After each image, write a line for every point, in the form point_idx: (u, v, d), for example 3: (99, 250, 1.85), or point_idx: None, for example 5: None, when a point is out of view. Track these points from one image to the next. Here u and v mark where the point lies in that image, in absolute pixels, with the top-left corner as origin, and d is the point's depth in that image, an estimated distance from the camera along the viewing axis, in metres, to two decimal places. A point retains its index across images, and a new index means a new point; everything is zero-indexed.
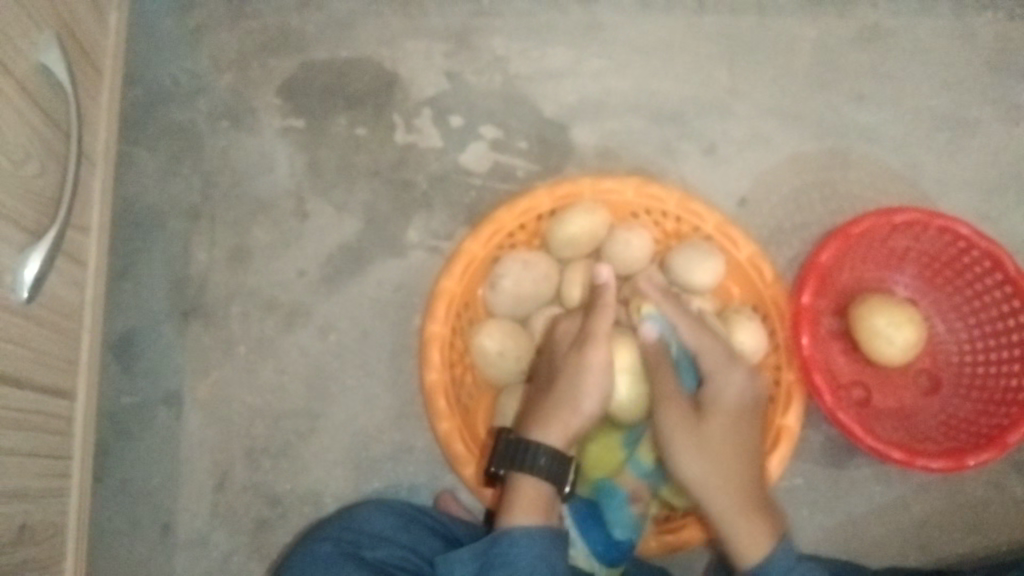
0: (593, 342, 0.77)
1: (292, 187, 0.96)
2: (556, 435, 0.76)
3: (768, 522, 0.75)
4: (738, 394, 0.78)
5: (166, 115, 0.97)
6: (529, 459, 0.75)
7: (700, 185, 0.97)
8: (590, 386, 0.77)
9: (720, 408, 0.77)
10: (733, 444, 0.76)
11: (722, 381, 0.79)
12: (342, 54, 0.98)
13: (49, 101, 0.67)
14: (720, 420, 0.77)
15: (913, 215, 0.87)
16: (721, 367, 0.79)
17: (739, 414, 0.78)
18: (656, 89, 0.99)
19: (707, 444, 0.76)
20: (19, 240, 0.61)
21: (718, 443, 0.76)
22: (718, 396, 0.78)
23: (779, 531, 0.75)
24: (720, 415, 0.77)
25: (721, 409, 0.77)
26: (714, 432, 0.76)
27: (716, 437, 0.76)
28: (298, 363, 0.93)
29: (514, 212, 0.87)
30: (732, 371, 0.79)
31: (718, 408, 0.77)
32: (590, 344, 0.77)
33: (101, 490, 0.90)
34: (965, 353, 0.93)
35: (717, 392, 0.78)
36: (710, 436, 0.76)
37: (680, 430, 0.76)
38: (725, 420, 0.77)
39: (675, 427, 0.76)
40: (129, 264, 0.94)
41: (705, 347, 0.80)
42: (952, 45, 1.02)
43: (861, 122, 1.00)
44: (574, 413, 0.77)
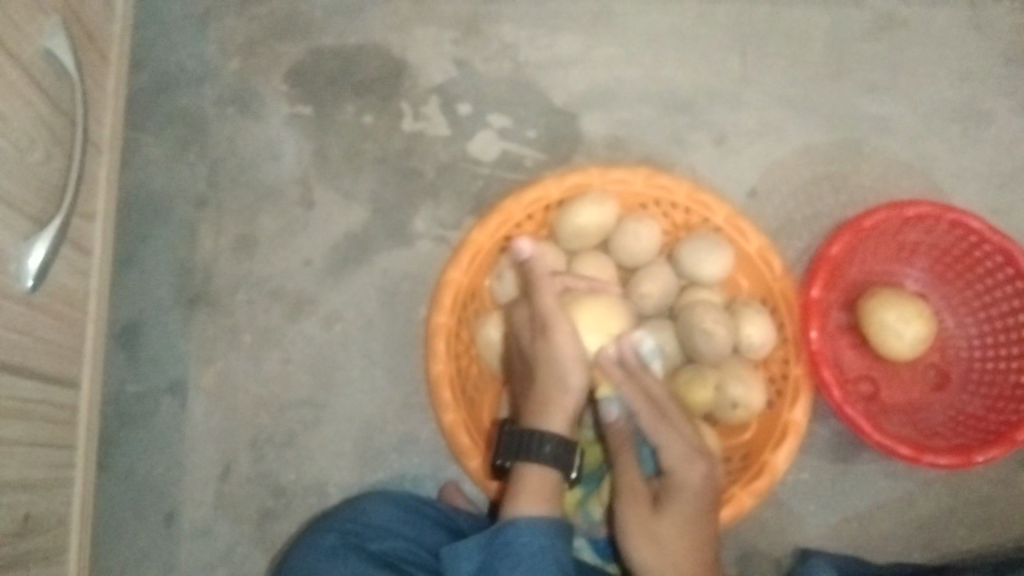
0: (554, 325, 0.76)
1: (298, 175, 0.95)
2: (557, 421, 0.75)
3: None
4: (699, 484, 0.75)
5: (173, 101, 0.97)
6: (534, 447, 0.74)
7: (710, 177, 0.96)
8: (567, 363, 0.76)
9: (678, 497, 0.74)
10: (690, 535, 0.72)
11: (683, 474, 0.75)
12: (350, 41, 0.97)
13: (55, 88, 0.66)
14: (674, 516, 0.73)
15: (925, 208, 0.86)
16: (682, 456, 0.76)
17: (698, 508, 0.74)
18: (666, 79, 0.98)
19: (659, 537, 0.72)
20: (23, 229, 0.61)
21: (674, 532, 0.72)
22: (678, 487, 0.75)
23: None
24: (677, 507, 0.73)
25: (680, 500, 0.74)
26: (669, 522, 0.73)
27: (671, 530, 0.73)
28: (304, 351, 0.92)
29: (522, 203, 0.86)
30: (692, 461, 0.75)
31: (674, 501, 0.74)
32: (554, 325, 0.76)
33: (106, 477, 0.90)
34: (976, 348, 0.92)
35: (677, 486, 0.75)
36: (666, 532, 0.73)
37: (636, 519, 0.74)
38: (682, 514, 0.73)
39: (631, 516, 0.74)
40: (134, 252, 0.94)
41: (667, 433, 0.77)
42: (969, 36, 1.00)
43: (873, 114, 0.98)
44: (567, 394, 0.76)
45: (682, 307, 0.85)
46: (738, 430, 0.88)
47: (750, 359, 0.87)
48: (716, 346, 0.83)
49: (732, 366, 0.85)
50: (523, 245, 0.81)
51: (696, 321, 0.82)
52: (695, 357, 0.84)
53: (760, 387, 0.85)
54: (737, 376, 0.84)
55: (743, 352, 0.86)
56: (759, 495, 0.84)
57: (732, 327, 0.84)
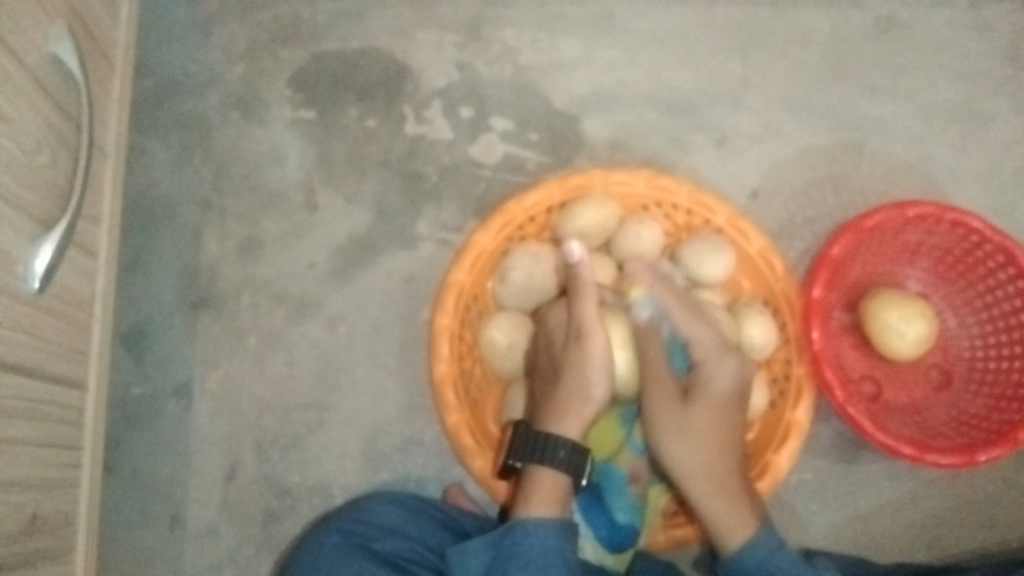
0: (589, 333, 0.76)
1: (302, 179, 0.96)
2: (574, 428, 0.76)
3: (749, 498, 0.79)
4: (727, 386, 0.79)
5: (177, 106, 0.97)
6: (548, 451, 0.75)
7: (711, 179, 0.97)
8: (595, 373, 0.77)
9: (707, 398, 0.79)
10: (719, 428, 0.79)
11: (714, 370, 0.79)
12: (353, 45, 0.98)
13: (62, 92, 0.67)
14: (705, 411, 0.79)
15: (926, 208, 0.86)
16: (714, 356, 0.79)
17: (727, 403, 0.79)
18: (667, 81, 0.99)
19: (691, 433, 0.79)
20: (30, 231, 0.62)
21: (704, 425, 0.79)
22: (708, 386, 0.79)
23: (758, 506, 0.79)
24: (705, 405, 0.79)
25: (709, 400, 0.79)
26: (699, 420, 0.79)
27: (702, 423, 0.79)
28: (308, 354, 0.93)
29: (524, 205, 0.87)
30: (723, 359, 0.79)
31: (705, 396, 0.79)
32: (588, 335, 0.76)
33: (112, 480, 0.91)
34: (977, 347, 0.93)
35: (706, 383, 0.80)
36: (697, 426, 0.79)
37: (668, 415, 0.79)
38: (710, 411, 0.79)
39: (663, 412, 0.79)
40: (139, 256, 0.95)
41: (698, 331, 0.80)
42: (968, 36, 1.01)
43: (874, 115, 0.99)
44: (587, 404, 0.77)
45: None
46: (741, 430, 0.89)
47: (753, 359, 0.87)
48: None
49: None
50: (573, 250, 0.77)
51: None
52: None
53: (762, 388, 0.86)
54: None
55: (745, 352, 0.86)
56: (762, 496, 0.84)
57: (734, 326, 0.84)
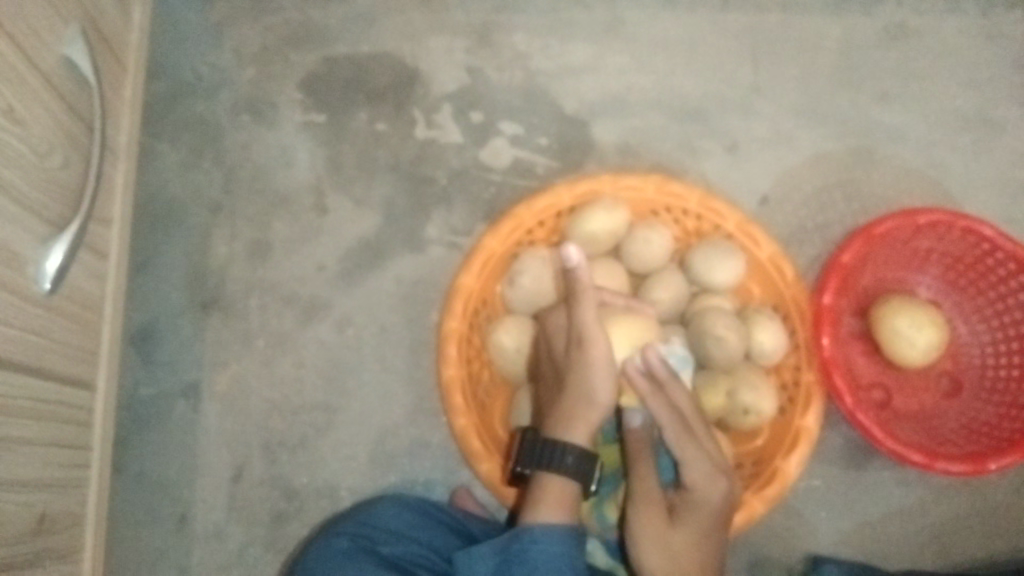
0: (589, 336, 0.76)
1: (311, 181, 0.96)
2: (580, 433, 0.75)
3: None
4: (715, 505, 0.76)
5: (188, 108, 0.98)
6: (556, 458, 0.74)
7: (721, 184, 0.97)
8: (599, 374, 0.76)
9: (694, 514, 0.75)
10: (699, 549, 0.74)
11: (703, 491, 0.76)
12: (363, 49, 0.98)
13: (74, 94, 0.67)
14: (688, 530, 0.74)
15: (937, 215, 0.86)
16: (704, 475, 0.77)
17: (709, 525, 0.75)
18: (677, 86, 0.98)
19: (672, 546, 0.73)
20: (42, 232, 0.62)
21: (685, 544, 0.74)
22: (696, 503, 0.76)
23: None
24: (691, 523, 0.75)
25: (694, 517, 0.75)
26: (682, 537, 0.74)
27: (685, 540, 0.74)
28: (316, 356, 0.93)
29: (533, 209, 0.87)
30: (713, 479, 0.77)
31: (690, 515, 0.75)
32: (590, 339, 0.76)
33: (120, 480, 0.91)
34: (988, 355, 0.92)
35: (694, 500, 0.76)
36: (678, 545, 0.74)
37: (652, 528, 0.74)
38: (695, 529, 0.75)
39: (648, 523, 0.74)
40: (149, 258, 0.95)
41: (689, 451, 0.78)
42: (980, 44, 1.00)
43: (885, 121, 0.99)
44: (593, 409, 0.76)
45: (693, 315, 0.85)
46: (750, 437, 0.88)
47: (762, 366, 0.87)
48: (728, 353, 0.83)
49: (745, 373, 0.85)
50: (571, 253, 0.76)
51: (706, 327, 0.83)
52: (708, 364, 0.84)
53: (773, 394, 0.85)
54: (749, 384, 0.84)
55: (754, 359, 0.86)
56: (770, 502, 0.84)
57: (744, 333, 0.84)
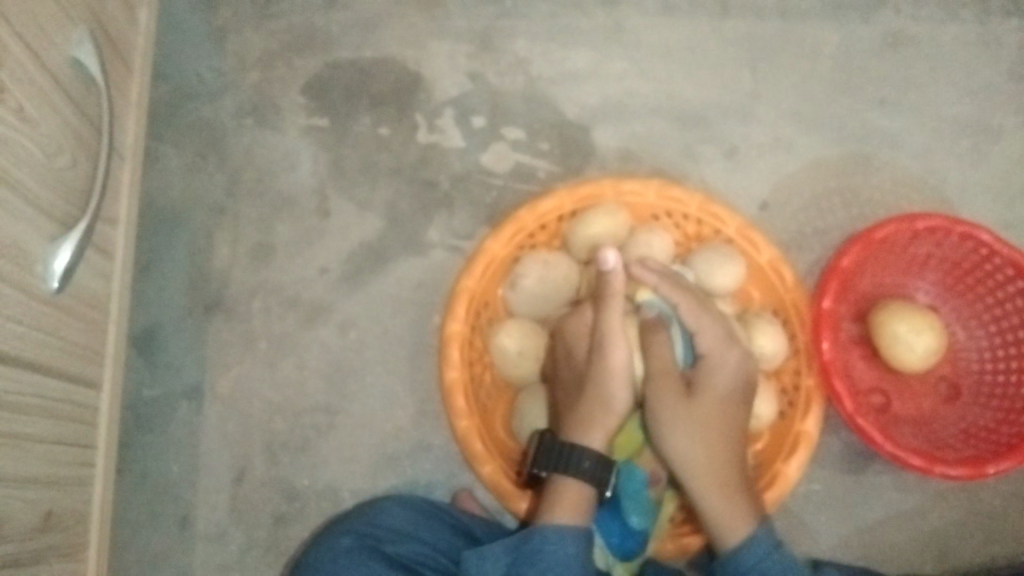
0: (608, 341, 0.77)
1: (315, 184, 0.97)
2: (598, 438, 0.76)
3: (750, 498, 0.76)
4: (731, 378, 0.79)
5: (192, 112, 0.98)
6: (573, 461, 0.75)
7: (721, 189, 0.97)
8: (617, 380, 0.77)
9: (712, 384, 0.79)
10: (720, 423, 0.77)
11: (718, 360, 0.79)
12: (366, 54, 0.99)
13: (82, 95, 0.68)
14: (709, 399, 0.78)
15: (936, 221, 0.87)
16: (717, 349, 0.80)
17: (730, 394, 0.79)
18: (678, 92, 0.99)
19: (697, 420, 0.77)
20: (50, 231, 0.63)
21: (705, 418, 0.77)
22: (712, 375, 0.79)
23: (758, 507, 0.77)
24: (711, 392, 0.78)
25: (714, 390, 0.78)
26: (704, 410, 0.77)
27: (706, 413, 0.77)
28: (318, 358, 0.93)
29: (535, 213, 0.87)
30: (726, 350, 0.80)
31: (709, 389, 0.78)
32: (610, 346, 0.77)
33: (122, 481, 0.91)
34: (986, 361, 0.93)
35: (710, 373, 0.79)
36: (701, 417, 0.77)
37: (672, 406, 0.77)
38: (715, 403, 0.78)
39: (668, 402, 0.77)
40: (152, 259, 0.95)
41: (704, 323, 0.80)
42: (976, 52, 1.01)
43: (884, 128, 0.99)
44: (608, 414, 0.77)
45: None
46: (751, 441, 0.89)
47: (762, 369, 0.88)
48: None
49: None
50: (608, 259, 0.78)
51: None
52: None
53: (772, 399, 0.86)
54: None
55: (755, 362, 0.87)
56: (771, 506, 0.84)
57: (745, 337, 0.85)
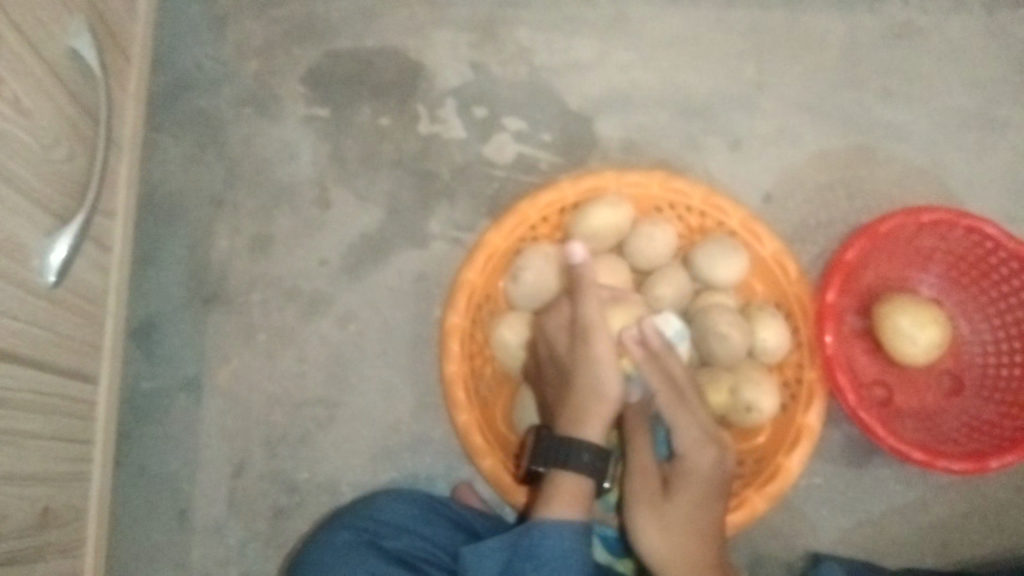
0: (592, 330, 0.76)
1: (314, 175, 0.96)
2: (594, 430, 0.75)
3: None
4: (708, 473, 0.78)
5: (191, 101, 0.97)
6: (571, 455, 0.74)
7: (725, 181, 0.97)
8: (603, 371, 0.76)
9: (687, 481, 0.77)
10: (695, 524, 0.75)
11: (693, 459, 0.78)
12: (367, 43, 0.98)
13: (80, 86, 0.67)
14: (684, 501, 0.76)
15: (941, 214, 0.86)
16: (695, 446, 0.78)
17: (704, 493, 0.77)
18: (682, 83, 0.98)
19: (668, 521, 0.75)
20: (47, 225, 0.62)
21: (679, 520, 0.75)
22: (687, 473, 0.78)
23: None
24: (686, 493, 0.77)
25: (689, 487, 0.77)
26: (679, 507, 0.76)
27: (680, 513, 0.76)
28: (318, 351, 0.93)
29: (537, 205, 0.87)
30: (703, 447, 0.78)
31: (685, 486, 0.77)
32: (593, 336, 0.76)
33: (121, 474, 0.91)
34: (990, 354, 0.92)
35: (687, 471, 0.78)
36: (674, 518, 0.75)
37: (645, 502, 0.76)
38: (690, 500, 0.76)
39: (641, 499, 0.77)
40: (150, 251, 0.95)
41: (681, 418, 0.79)
42: (984, 43, 1.00)
43: (889, 120, 0.99)
44: (603, 403, 0.76)
45: (697, 311, 0.85)
46: (752, 435, 0.88)
47: (765, 363, 0.87)
48: (730, 348, 0.83)
49: (748, 370, 0.85)
50: (575, 252, 0.77)
51: (709, 325, 0.83)
52: (711, 361, 0.84)
53: (775, 390, 0.85)
54: (751, 381, 0.84)
55: (757, 356, 0.86)
56: (772, 500, 0.84)
57: (747, 331, 0.84)
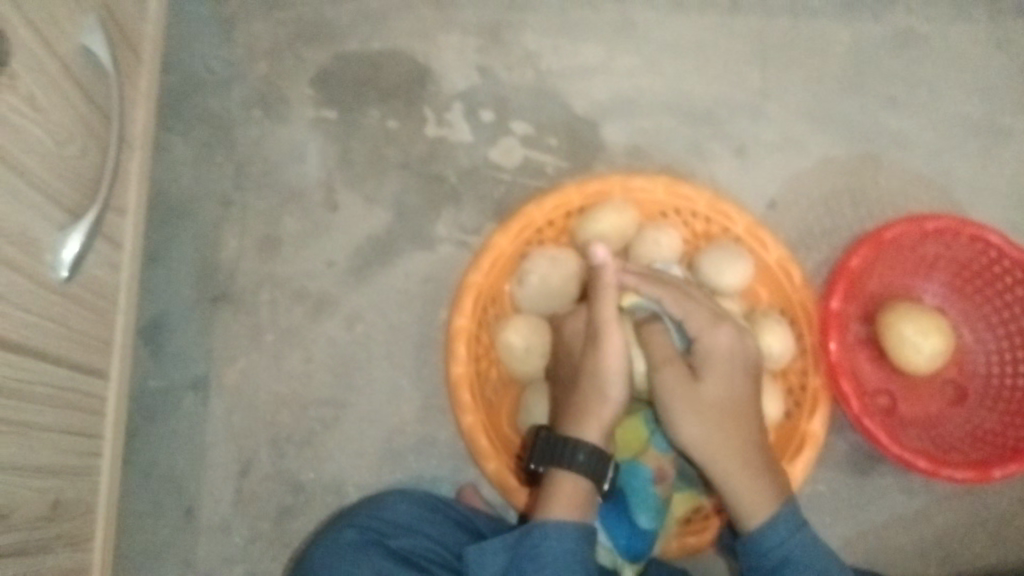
0: (605, 333, 0.76)
1: (322, 177, 0.97)
2: (593, 431, 0.76)
3: (772, 478, 0.76)
4: (728, 353, 0.78)
5: (200, 103, 0.98)
6: (567, 455, 0.75)
7: (730, 187, 0.97)
8: (612, 377, 0.76)
9: (711, 365, 0.77)
10: (730, 404, 0.77)
11: (710, 340, 0.78)
12: (375, 47, 0.99)
13: (92, 83, 0.67)
14: (714, 378, 0.77)
15: (944, 222, 0.87)
16: (707, 328, 0.78)
17: (731, 370, 0.77)
18: (688, 89, 0.99)
19: (704, 403, 0.76)
20: (60, 220, 0.62)
21: (715, 402, 0.76)
22: (709, 355, 0.78)
23: (783, 484, 0.76)
24: (714, 373, 0.77)
25: (715, 368, 0.77)
26: (711, 386, 0.76)
27: (714, 394, 0.76)
28: (324, 352, 0.93)
29: (544, 208, 0.87)
30: (715, 326, 0.78)
31: (712, 368, 0.77)
32: (604, 334, 0.76)
33: (127, 472, 0.91)
34: (993, 364, 0.92)
35: (707, 353, 0.78)
36: (709, 397, 0.76)
37: (679, 391, 0.76)
38: (721, 378, 0.77)
39: (674, 389, 0.77)
40: (159, 250, 0.95)
41: (688, 307, 0.79)
42: (987, 52, 1.01)
43: (893, 128, 0.99)
44: (605, 406, 0.76)
45: None
46: None
47: (769, 369, 0.87)
48: None
49: None
50: (596, 254, 0.77)
51: None
52: None
53: (777, 397, 0.86)
54: None
55: (762, 361, 0.87)
56: None
57: (753, 336, 0.84)
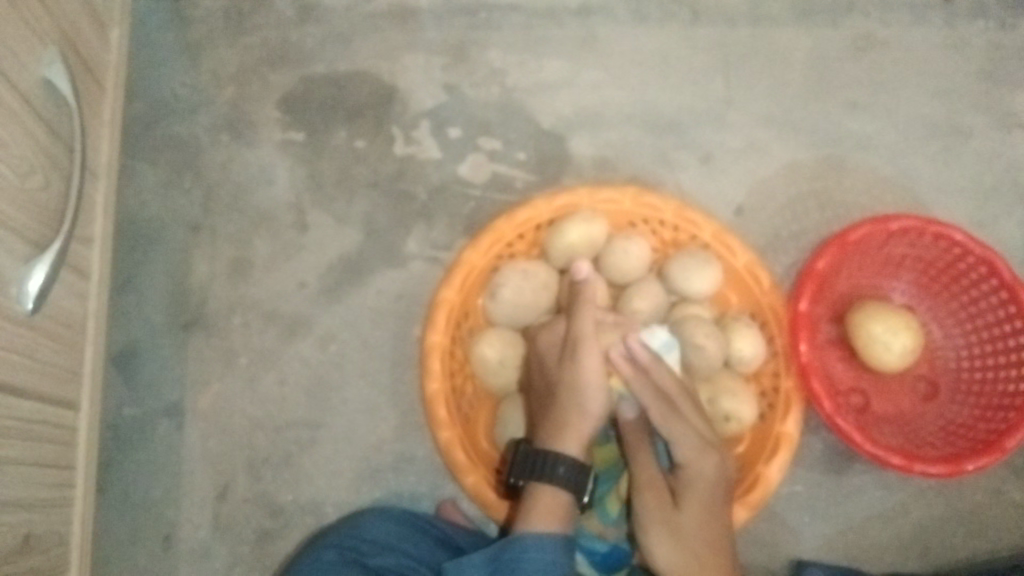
0: (585, 347, 0.77)
1: (292, 199, 0.97)
2: (572, 445, 0.76)
3: None
4: (711, 480, 0.77)
5: (167, 129, 0.98)
6: (548, 469, 0.75)
7: (697, 195, 0.98)
8: (589, 390, 0.77)
9: (692, 493, 0.76)
10: (708, 532, 0.75)
11: (695, 468, 0.77)
12: (341, 68, 0.99)
13: (53, 114, 0.68)
14: (692, 512, 0.75)
15: (909, 222, 0.88)
16: (693, 451, 0.78)
17: (710, 500, 0.76)
18: (652, 100, 1.00)
19: (680, 532, 0.75)
20: (24, 253, 0.62)
21: (692, 530, 0.75)
22: (692, 484, 0.77)
23: None
24: (693, 502, 0.76)
25: (695, 496, 0.76)
26: (687, 519, 0.75)
27: (691, 526, 0.75)
28: (299, 373, 0.93)
29: (513, 222, 0.88)
30: (703, 453, 0.77)
31: (692, 495, 0.76)
32: (583, 348, 0.77)
33: (103, 501, 0.91)
34: (963, 358, 0.94)
35: (690, 479, 0.77)
36: (686, 529, 0.75)
37: (656, 515, 0.75)
38: (699, 508, 0.76)
39: (652, 511, 0.76)
40: (130, 278, 0.95)
41: (675, 426, 0.78)
42: (945, 53, 1.03)
43: (855, 131, 1.01)
44: (585, 419, 0.77)
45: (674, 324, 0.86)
46: (731, 444, 0.89)
47: (742, 373, 0.88)
48: (708, 359, 0.83)
49: (725, 381, 0.86)
50: (580, 269, 0.81)
51: (689, 336, 0.83)
52: (691, 372, 0.85)
53: (753, 401, 0.86)
54: (728, 391, 0.86)
55: (734, 366, 0.87)
56: (755, 508, 0.85)
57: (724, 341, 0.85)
